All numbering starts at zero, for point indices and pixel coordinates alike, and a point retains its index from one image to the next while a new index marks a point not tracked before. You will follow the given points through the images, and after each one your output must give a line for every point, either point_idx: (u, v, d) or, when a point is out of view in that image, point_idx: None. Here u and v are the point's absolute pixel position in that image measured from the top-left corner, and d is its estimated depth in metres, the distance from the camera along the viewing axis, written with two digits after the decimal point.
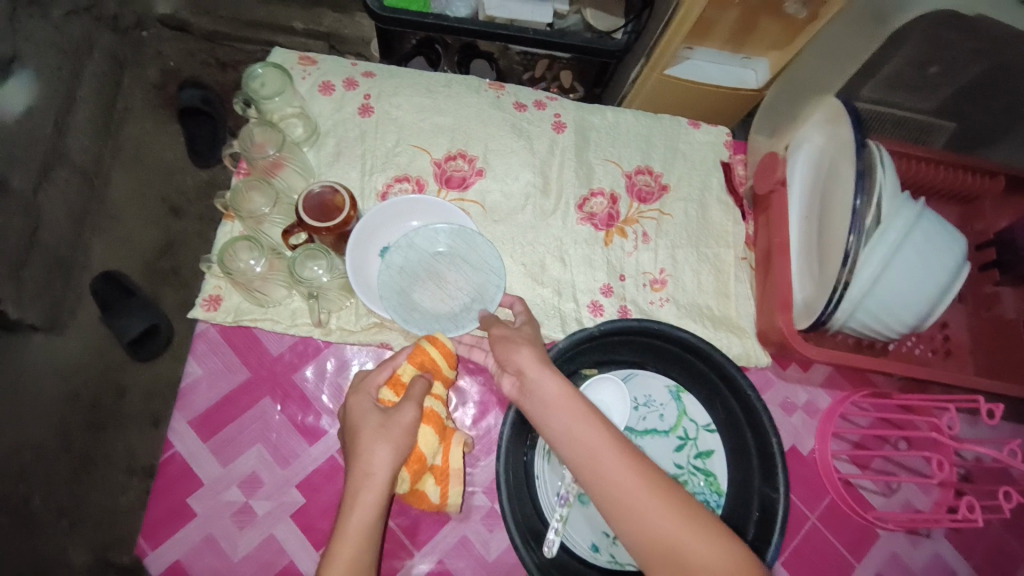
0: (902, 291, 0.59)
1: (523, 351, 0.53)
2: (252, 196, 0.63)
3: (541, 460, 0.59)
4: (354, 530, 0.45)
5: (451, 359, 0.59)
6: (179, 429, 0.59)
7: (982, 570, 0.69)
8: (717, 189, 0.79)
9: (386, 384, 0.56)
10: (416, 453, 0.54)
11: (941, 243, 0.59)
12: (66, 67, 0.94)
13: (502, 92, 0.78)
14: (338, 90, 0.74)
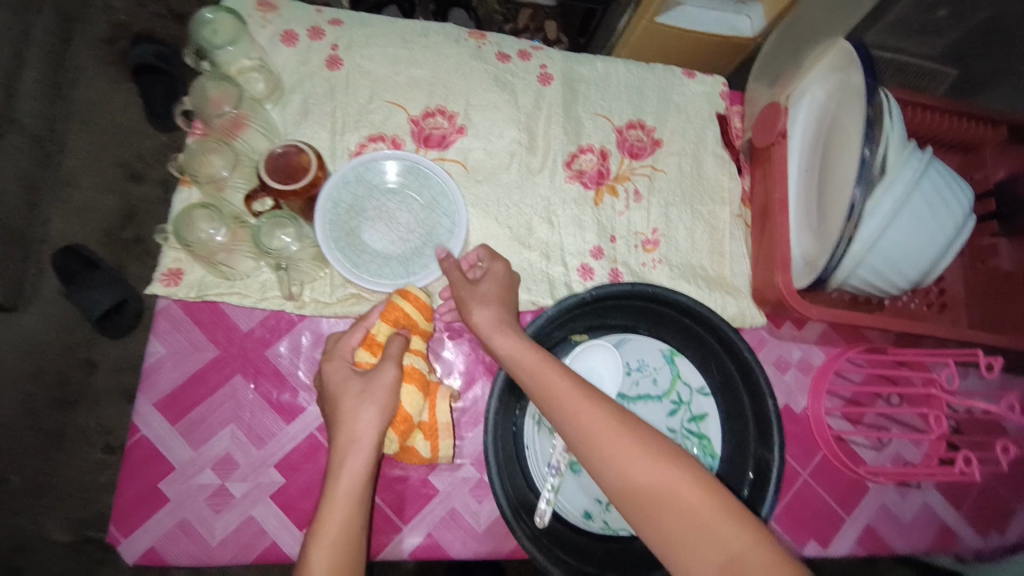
0: (908, 245, 0.56)
1: (481, 310, 0.53)
2: (210, 158, 0.59)
3: (530, 429, 0.58)
4: (345, 493, 0.44)
5: (425, 311, 0.57)
6: (144, 412, 0.58)
7: (970, 518, 0.71)
8: (713, 143, 0.74)
9: (362, 345, 0.54)
10: (400, 414, 0.52)
11: (951, 193, 0.55)
12: (14, 28, 0.83)
13: (483, 41, 0.72)
14: (303, 41, 0.68)
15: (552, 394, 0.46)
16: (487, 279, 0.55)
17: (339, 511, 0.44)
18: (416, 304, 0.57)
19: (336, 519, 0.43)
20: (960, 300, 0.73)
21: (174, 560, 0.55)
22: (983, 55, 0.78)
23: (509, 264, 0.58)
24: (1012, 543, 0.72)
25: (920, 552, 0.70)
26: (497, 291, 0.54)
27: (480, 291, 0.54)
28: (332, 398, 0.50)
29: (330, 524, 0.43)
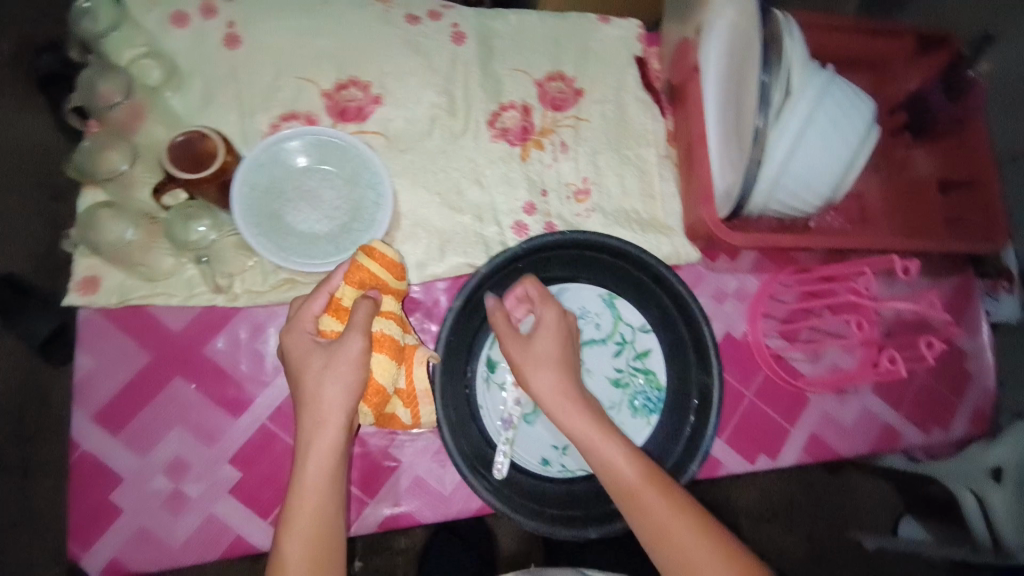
0: (814, 163, 0.58)
1: (543, 376, 0.51)
2: (108, 154, 0.56)
3: (482, 390, 0.60)
4: (314, 476, 0.46)
5: (394, 268, 0.54)
6: (83, 427, 0.56)
7: (909, 414, 0.76)
8: (634, 86, 0.74)
9: (327, 312, 0.52)
10: (372, 385, 0.51)
11: (852, 108, 0.58)
12: None
13: (389, 4, 0.69)
14: (195, 20, 0.64)
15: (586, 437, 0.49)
16: (541, 331, 0.53)
17: (311, 494, 0.46)
18: (381, 262, 0.54)
19: (309, 503, 0.46)
20: (880, 211, 0.77)
21: (137, 567, 0.54)
22: None
23: (562, 310, 0.55)
24: (942, 432, 0.78)
25: (865, 454, 0.74)
26: (555, 344, 0.53)
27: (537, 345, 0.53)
28: (295, 375, 0.50)
29: (302, 508, 0.45)
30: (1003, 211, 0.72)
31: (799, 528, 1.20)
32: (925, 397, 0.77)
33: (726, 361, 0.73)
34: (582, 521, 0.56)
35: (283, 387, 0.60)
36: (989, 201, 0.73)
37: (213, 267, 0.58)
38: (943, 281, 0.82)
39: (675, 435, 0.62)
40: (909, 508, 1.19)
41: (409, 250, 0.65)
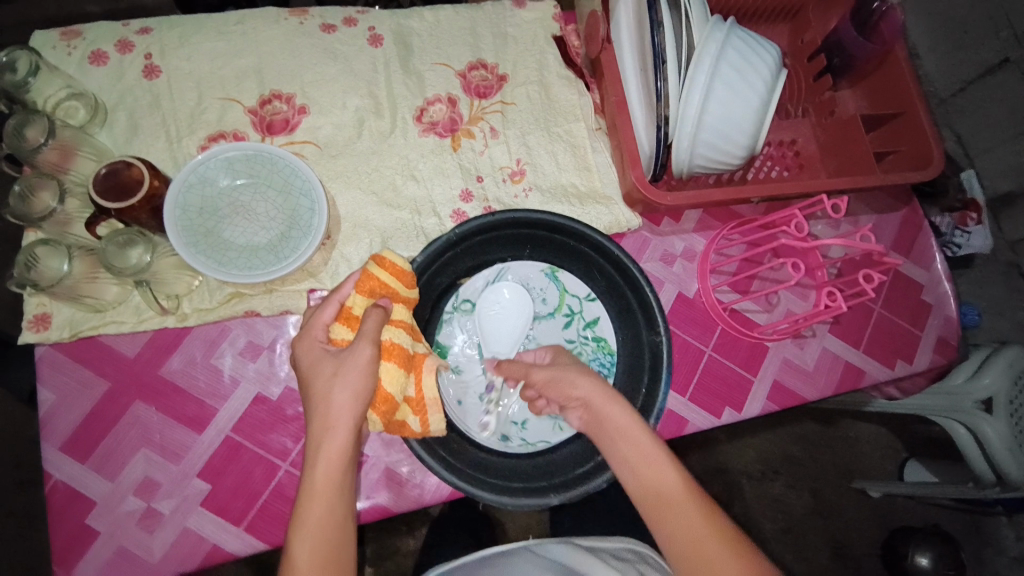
0: (727, 113, 0.60)
1: (580, 382, 0.55)
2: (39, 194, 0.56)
3: (447, 382, 0.61)
4: (322, 481, 0.48)
5: (404, 277, 0.56)
6: (52, 457, 0.57)
7: (869, 351, 0.77)
8: (555, 64, 0.76)
9: (339, 320, 0.54)
10: (381, 394, 0.53)
11: (754, 55, 0.59)
12: None
13: (305, 16, 0.71)
14: (113, 57, 0.66)
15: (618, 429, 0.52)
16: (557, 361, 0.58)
17: (321, 500, 0.48)
18: (392, 271, 0.56)
19: (319, 510, 0.47)
20: (815, 155, 0.79)
21: None
22: None
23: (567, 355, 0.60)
24: (911, 364, 0.78)
25: (834, 394, 0.75)
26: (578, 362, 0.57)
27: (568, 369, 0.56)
28: (304, 380, 0.52)
29: (312, 513, 0.47)
30: (935, 133, 0.71)
31: (804, 483, 1.21)
32: (884, 332, 0.78)
33: (680, 321, 0.73)
34: (547, 489, 0.57)
35: (242, 398, 0.61)
36: (920, 125, 0.73)
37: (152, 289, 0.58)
38: (889, 214, 0.83)
39: (631, 395, 0.62)
40: (912, 455, 1.21)
41: (351, 250, 0.66)
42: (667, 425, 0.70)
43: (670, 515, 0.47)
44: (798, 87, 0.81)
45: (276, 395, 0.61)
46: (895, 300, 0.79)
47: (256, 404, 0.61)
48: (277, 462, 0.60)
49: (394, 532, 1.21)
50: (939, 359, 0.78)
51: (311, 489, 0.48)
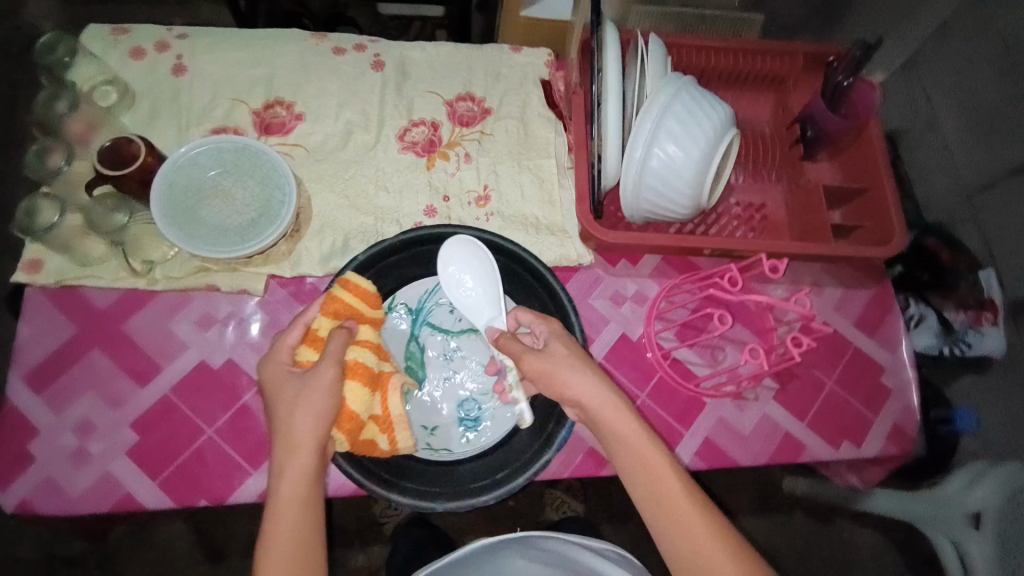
0: (668, 161, 0.63)
1: (575, 377, 0.56)
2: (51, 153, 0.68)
3: (427, 391, 0.65)
4: (286, 501, 0.51)
5: (366, 298, 0.60)
6: (12, 385, 0.64)
7: (813, 426, 0.74)
8: (538, 105, 0.81)
9: (305, 343, 0.58)
10: (347, 411, 0.55)
11: (700, 113, 0.63)
12: None
13: (321, 39, 0.80)
14: (149, 55, 0.76)
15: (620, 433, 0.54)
16: (553, 342, 0.58)
17: (287, 521, 0.51)
18: (355, 294, 0.60)
19: (287, 530, 0.50)
20: (782, 220, 0.82)
21: (38, 512, 0.60)
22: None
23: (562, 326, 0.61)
24: (858, 448, 0.74)
25: (767, 463, 0.73)
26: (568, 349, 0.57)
27: (553, 356, 0.57)
28: (271, 401, 0.55)
29: (280, 533, 0.50)
30: (898, 214, 0.74)
31: None
32: (833, 408, 0.75)
33: (618, 362, 0.74)
34: (435, 495, 0.60)
35: (187, 361, 0.67)
36: (885, 205, 0.75)
37: (128, 251, 0.68)
38: (856, 292, 0.81)
39: (544, 420, 0.64)
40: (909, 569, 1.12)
41: (315, 244, 0.72)
42: (584, 464, 0.68)
43: (672, 519, 0.52)
44: (772, 152, 0.83)
45: (218, 363, 0.67)
46: (850, 380, 0.77)
47: (197, 370, 0.67)
48: (203, 426, 0.65)
49: (345, 546, 1.17)
50: (892, 449, 0.75)
51: (277, 510, 0.51)
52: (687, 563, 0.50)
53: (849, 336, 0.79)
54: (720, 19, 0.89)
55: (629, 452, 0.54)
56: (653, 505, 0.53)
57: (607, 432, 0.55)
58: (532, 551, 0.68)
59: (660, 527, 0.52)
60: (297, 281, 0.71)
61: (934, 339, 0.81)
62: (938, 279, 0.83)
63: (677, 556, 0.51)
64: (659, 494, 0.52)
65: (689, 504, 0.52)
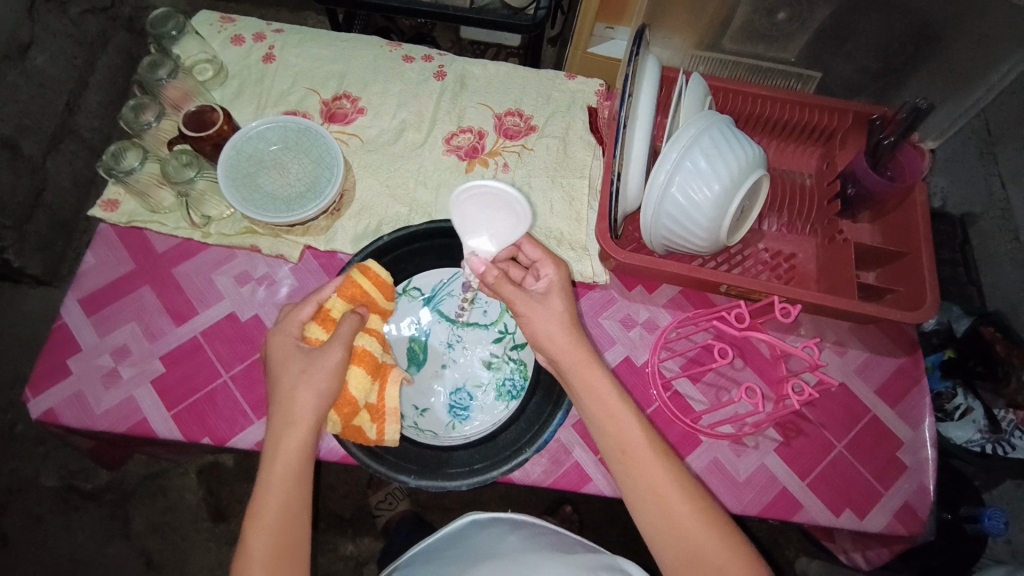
0: (688, 191, 0.65)
1: (561, 338, 0.57)
2: (142, 111, 0.76)
3: (425, 374, 0.69)
4: (279, 474, 0.52)
5: (383, 288, 0.64)
6: (69, 305, 0.72)
7: (815, 486, 0.71)
8: (580, 129, 0.85)
9: (315, 321, 0.60)
10: (347, 397, 0.59)
11: (728, 150, 0.66)
12: (73, 81, 1.12)
13: (394, 48, 0.89)
14: (247, 42, 0.87)
15: (599, 392, 0.55)
16: (554, 294, 0.60)
17: (277, 495, 0.52)
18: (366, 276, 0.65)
19: (273, 505, 0.51)
20: (811, 274, 0.81)
21: (64, 422, 0.67)
22: (839, 57, 0.85)
23: (569, 272, 0.63)
24: (861, 520, 0.70)
25: (758, 515, 0.70)
26: (569, 344, 0.57)
27: (547, 308, 0.59)
28: (274, 374, 0.57)
29: (268, 505, 0.51)
30: (932, 284, 0.70)
31: None
32: (839, 472, 0.72)
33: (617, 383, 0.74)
34: (410, 470, 0.62)
35: (219, 311, 0.73)
36: (919, 272, 0.72)
37: (190, 204, 0.76)
38: (884, 358, 0.78)
39: (531, 423, 0.66)
40: None
41: (351, 224, 0.78)
42: (569, 474, 0.68)
43: (646, 482, 0.52)
44: (810, 204, 0.83)
45: (246, 317, 0.73)
46: (862, 448, 0.73)
47: (227, 320, 0.73)
48: (221, 370, 0.70)
49: (338, 532, 1.18)
50: (899, 528, 0.70)
51: (268, 481, 0.52)
52: (646, 501, 0.52)
53: (868, 403, 0.75)
54: (773, 70, 0.89)
55: (597, 400, 0.55)
56: (630, 470, 0.53)
57: (576, 378, 0.56)
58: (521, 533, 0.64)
59: (622, 471, 0.53)
60: (329, 255, 0.77)
61: (977, 435, 0.86)
62: (991, 371, 0.85)
63: (634, 492, 0.52)
64: (628, 449, 0.53)
65: (659, 463, 0.52)
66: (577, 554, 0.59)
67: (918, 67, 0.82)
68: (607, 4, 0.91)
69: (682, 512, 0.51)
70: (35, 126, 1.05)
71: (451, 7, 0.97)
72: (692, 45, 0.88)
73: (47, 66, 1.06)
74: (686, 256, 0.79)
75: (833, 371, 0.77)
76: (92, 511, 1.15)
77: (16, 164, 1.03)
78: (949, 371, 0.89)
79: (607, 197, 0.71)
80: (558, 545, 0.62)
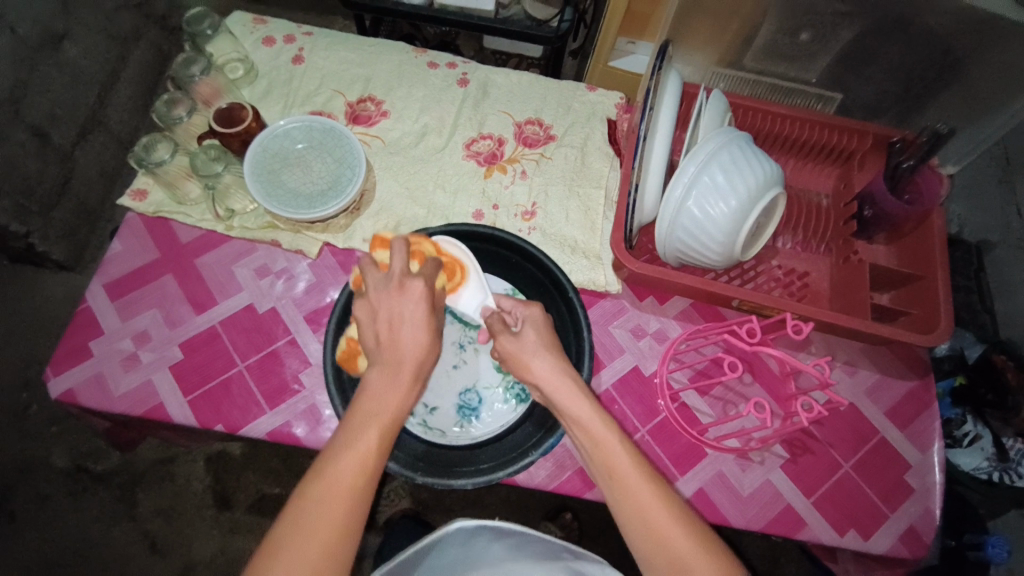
0: (704, 206, 0.66)
1: (542, 359, 0.58)
2: (175, 106, 0.79)
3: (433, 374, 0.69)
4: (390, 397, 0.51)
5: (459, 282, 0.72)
6: (94, 288, 0.74)
7: (821, 506, 0.70)
8: (599, 140, 0.87)
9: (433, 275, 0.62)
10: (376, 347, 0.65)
11: (745, 165, 0.66)
12: (105, 74, 1.16)
13: (421, 54, 0.91)
14: (278, 43, 0.89)
15: (579, 416, 0.55)
16: (528, 326, 0.61)
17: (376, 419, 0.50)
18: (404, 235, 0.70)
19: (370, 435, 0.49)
20: (824, 292, 0.81)
21: (83, 403, 0.68)
22: (860, 79, 0.86)
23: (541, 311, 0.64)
24: (866, 541, 0.69)
25: (761, 531, 0.69)
26: (554, 369, 0.57)
27: (521, 339, 0.60)
28: (394, 316, 0.55)
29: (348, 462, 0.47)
30: (946, 308, 0.71)
31: None
32: (846, 492, 0.71)
33: (625, 392, 0.74)
34: (419, 469, 0.62)
35: (238, 301, 0.75)
36: (933, 295, 0.72)
37: (215, 197, 0.78)
38: (894, 381, 0.77)
39: (538, 427, 0.66)
40: None
41: (370, 224, 0.80)
42: (572, 480, 0.68)
43: (628, 498, 0.50)
44: (826, 224, 0.83)
45: (263, 309, 0.75)
46: (870, 468, 0.73)
47: (245, 311, 0.75)
48: (236, 360, 0.72)
49: None
50: (903, 551, 0.69)
51: (367, 417, 0.50)
52: (631, 517, 0.49)
53: (877, 424, 0.75)
54: (794, 89, 0.90)
55: (580, 425, 0.55)
56: (617, 491, 0.51)
57: (558, 403, 0.56)
58: (507, 539, 0.64)
59: (610, 494, 0.51)
60: (346, 253, 0.79)
61: (984, 462, 0.85)
62: (1000, 401, 0.84)
63: (621, 513, 0.50)
64: (611, 468, 0.51)
65: (642, 480, 0.50)
66: (561, 561, 0.59)
67: (937, 93, 0.83)
68: (632, 18, 0.93)
69: (672, 532, 0.48)
70: (67, 115, 1.09)
71: (477, 17, 0.99)
72: (713, 61, 0.89)
73: (80, 58, 1.09)
74: (699, 269, 0.79)
75: (843, 391, 0.77)
76: (99, 495, 1.17)
77: (46, 151, 1.07)
78: (959, 399, 0.88)
79: (624, 207, 0.72)
80: (541, 551, 0.62)
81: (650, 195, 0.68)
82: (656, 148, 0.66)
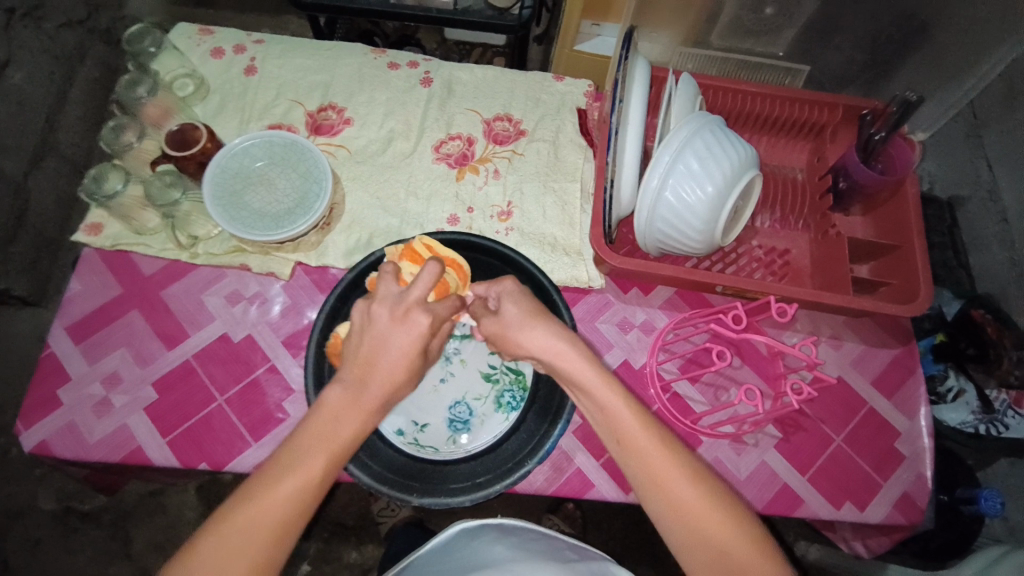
0: (681, 194, 0.65)
1: (538, 332, 0.55)
2: (124, 132, 0.75)
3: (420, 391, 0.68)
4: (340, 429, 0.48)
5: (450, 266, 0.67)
6: (56, 332, 0.71)
7: (816, 481, 0.71)
8: (571, 131, 0.85)
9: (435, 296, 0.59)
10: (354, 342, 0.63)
11: (721, 152, 0.65)
12: (52, 96, 1.10)
13: (379, 54, 0.87)
14: (228, 54, 0.85)
15: (587, 384, 0.52)
16: (506, 303, 0.58)
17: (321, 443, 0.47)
18: (442, 252, 0.66)
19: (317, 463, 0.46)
20: (805, 270, 0.81)
21: (58, 453, 0.65)
22: (828, 50, 0.85)
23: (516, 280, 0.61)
24: (861, 512, 0.71)
25: (761, 512, 0.70)
26: (554, 338, 0.55)
27: (509, 320, 0.57)
28: (376, 347, 0.51)
29: (280, 492, 0.44)
30: (925, 275, 0.71)
31: None
32: (839, 465, 0.72)
33: None
34: (412, 489, 0.62)
35: (211, 332, 0.72)
36: (912, 264, 0.73)
37: (176, 225, 0.75)
38: (879, 351, 0.78)
39: (532, 433, 0.66)
40: None
41: (342, 238, 0.77)
42: (571, 482, 0.68)
43: (643, 462, 0.48)
44: (802, 201, 0.83)
45: (237, 337, 0.72)
46: (860, 440, 0.74)
47: (219, 341, 0.72)
48: (215, 394, 0.69)
49: (341, 540, 1.18)
50: (899, 518, 0.70)
51: (311, 444, 0.47)
52: (645, 480, 0.48)
53: (865, 395, 0.76)
54: (763, 65, 0.88)
55: (586, 393, 0.53)
56: (628, 453, 0.49)
57: (561, 370, 0.54)
58: (511, 540, 0.63)
59: (621, 458, 0.50)
60: (321, 271, 0.76)
61: (970, 415, 0.86)
62: (980, 353, 0.86)
63: (634, 474, 0.49)
64: (623, 433, 0.50)
65: (654, 443, 0.48)
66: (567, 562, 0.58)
67: (904, 59, 0.83)
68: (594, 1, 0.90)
69: (688, 490, 0.47)
70: (15, 145, 1.03)
71: (435, 10, 0.95)
72: (679, 41, 0.87)
73: (24, 82, 1.03)
74: (680, 257, 0.79)
75: (830, 365, 0.77)
76: (93, 532, 1.14)
77: None
78: (940, 355, 0.90)
79: (602, 202, 0.71)
80: (544, 551, 0.60)
81: (627, 187, 0.66)
82: (630, 140, 0.64)
